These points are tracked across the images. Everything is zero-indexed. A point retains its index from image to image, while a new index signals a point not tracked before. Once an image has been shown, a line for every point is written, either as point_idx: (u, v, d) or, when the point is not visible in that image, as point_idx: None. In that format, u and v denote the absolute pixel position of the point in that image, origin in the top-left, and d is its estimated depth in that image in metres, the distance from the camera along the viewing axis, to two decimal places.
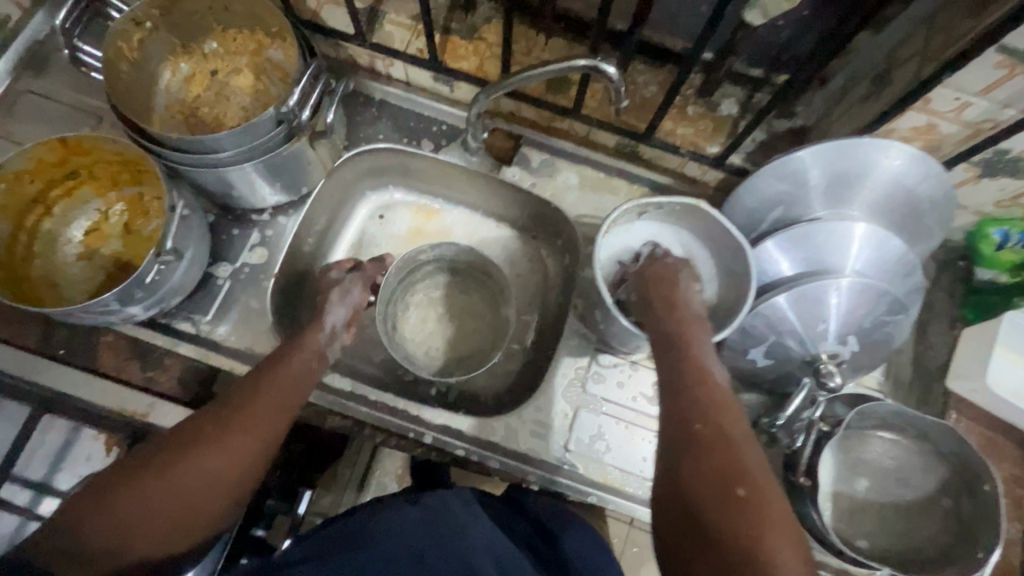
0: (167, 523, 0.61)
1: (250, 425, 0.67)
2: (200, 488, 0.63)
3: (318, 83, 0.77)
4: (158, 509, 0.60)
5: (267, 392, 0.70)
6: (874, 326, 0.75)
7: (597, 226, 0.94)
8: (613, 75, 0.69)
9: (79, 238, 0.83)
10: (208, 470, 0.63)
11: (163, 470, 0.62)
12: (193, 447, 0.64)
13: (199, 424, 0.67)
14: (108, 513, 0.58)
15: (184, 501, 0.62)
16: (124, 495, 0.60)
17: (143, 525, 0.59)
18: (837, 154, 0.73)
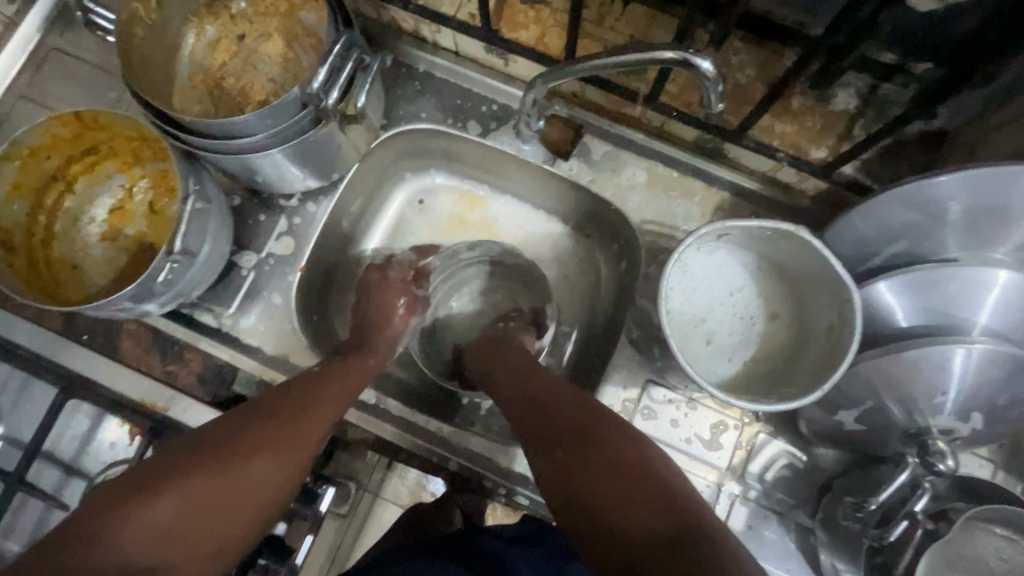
0: (211, 537, 0.54)
1: (304, 440, 0.61)
2: (248, 502, 0.56)
3: (350, 58, 0.66)
4: (205, 523, 0.53)
5: (325, 405, 0.64)
6: (1009, 402, 0.61)
7: (664, 236, 0.80)
8: (708, 71, 0.54)
9: (102, 217, 0.78)
10: (259, 484, 0.57)
11: (213, 478, 0.54)
12: (247, 454, 0.57)
13: (251, 427, 0.59)
14: (151, 520, 0.51)
15: (232, 514, 0.55)
16: (173, 502, 0.52)
17: (188, 536, 0.52)
18: (997, 181, 0.55)
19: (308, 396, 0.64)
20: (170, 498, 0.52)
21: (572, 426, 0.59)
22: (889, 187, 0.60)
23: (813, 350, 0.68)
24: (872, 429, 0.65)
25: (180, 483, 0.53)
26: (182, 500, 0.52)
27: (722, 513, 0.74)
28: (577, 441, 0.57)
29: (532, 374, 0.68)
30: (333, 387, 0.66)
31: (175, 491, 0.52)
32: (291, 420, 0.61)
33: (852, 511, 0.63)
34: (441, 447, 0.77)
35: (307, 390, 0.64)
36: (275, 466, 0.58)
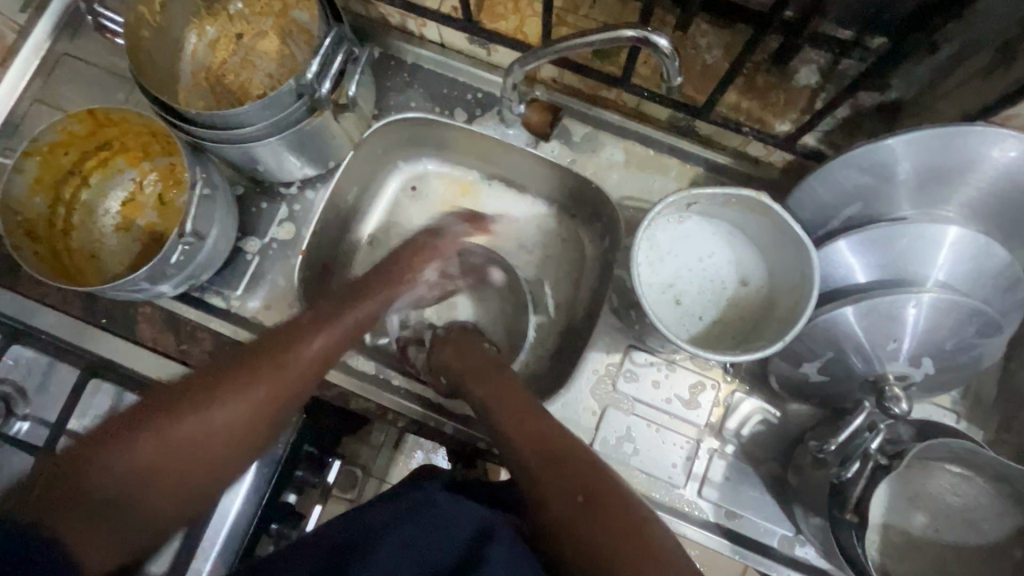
0: (184, 487, 0.59)
1: (274, 386, 0.66)
2: (216, 443, 0.61)
3: (340, 50, 0.71)
4: (174, 472, 0.59)
5: (299, 354, 0.69)
6: (959, 348, 0.66)
7: (642, 210, 0.85)
8: (666, 47, 0.59)
9: (116, 209, 0.84)
10: (231, 421, 0.62)
11: (178, 423, 0.60)
12: (212, 398, 0.62)
13: (219, 374, 0.64)
14: (124, 467, 0.56)
15: (201, 465, 0.60)
16: (145, 444, 0.58)
17: (157, 488, 0.57)
18: (935, 142, 0.60)
19: (279, 351, 0.69)
20: (143, 446, 0.58)
21: (554, 452, 0.63)
22: (842, 153, 0.64)
23: (779, 311, 0.73)
24: (835, 380, 0.70)
25: (155, 422, 0.59)
26: (150, 441, 0.58)
27: (701, 466, 0.79)
28: (554, 465, 0.62)
29: (505, 385, 0.74)
30: (303, 335, 0.71)
31: (146, 434, 0.58)
32: (259, 368, 0.66)
33: (817, 454, 0.68)
34: (439, 412, 0.83)
35: (278, 346, 0.69)
36: (241, 406, 0.63)
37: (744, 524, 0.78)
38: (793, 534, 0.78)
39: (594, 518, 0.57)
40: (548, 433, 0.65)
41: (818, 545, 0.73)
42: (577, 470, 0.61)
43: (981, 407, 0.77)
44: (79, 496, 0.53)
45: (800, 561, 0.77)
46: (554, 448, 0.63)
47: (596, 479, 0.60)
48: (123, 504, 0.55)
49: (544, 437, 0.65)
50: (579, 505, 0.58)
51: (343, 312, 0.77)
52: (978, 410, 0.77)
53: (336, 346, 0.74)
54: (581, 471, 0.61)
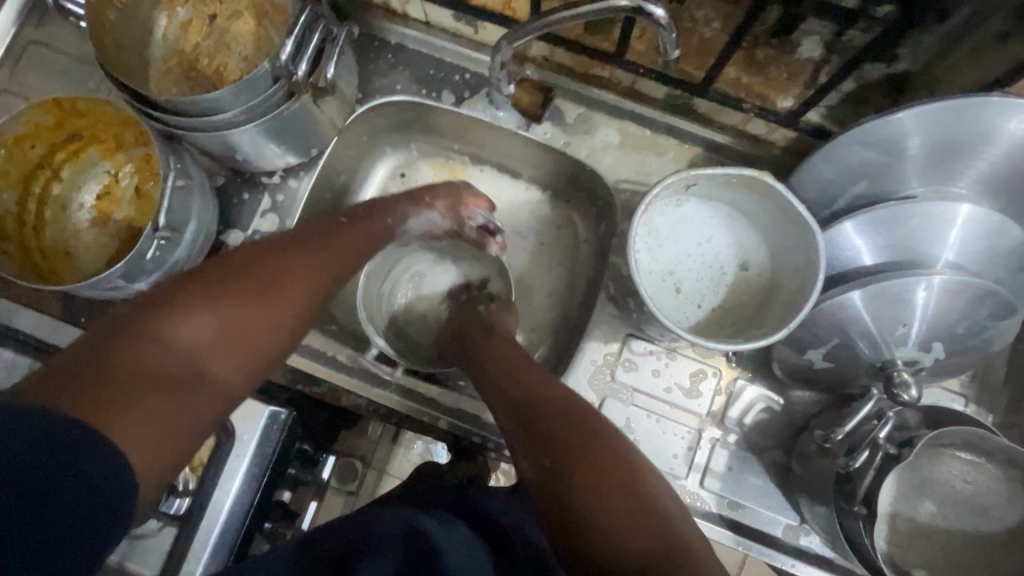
0: (249, 350, 0.53)
1: (310, 301, 0.59)
2: (278, 323, 0.56)
3: (316, 30, 0.68)
4: (247, 325, 0.53)
5: (287, 282, 0.58)
6: (970, 331, 0.63)
7: (639, 193, 0.82)
8: (661, 18, 0.55)
9: (91, 203, 0.80)
10: (273, 320, 0.55)
11: (246, 309, 0.54)
12: (271, 282, 0.56)
13: (270, 253, 0.59)
14: (196, 321, 0.50)
15: (259, 332, 0.54)
16: (208, 306, 0.52)
17: (233, 343, 0.52)
18: (949, 114, 0.57)
19: (304, 251, 0.61)
20: (203, 306, 0.51)
21: (570, 429, 0.55)
22: (849, 128, 0.61)
23: (783, 297, 0.70)
24: (840, 365, 0.68)
25: (219, 296, 0.53)
26: (221, 309, 0.52)
27: (703, 457, 0.77)
28: (572, 448, 0.53)
29: (513, 368, 0.67)
30: (335, 249, 0.64)
31: (210, 302, 0.52)
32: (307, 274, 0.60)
33: (823, 443, 0.66)
34: (433, 407, 0.80)
35: (316, 242, 0.63)
36: (290, 308, 0.57)
37: (747, 514, 0.76)
38: (797, 523, 0.76)
39: (608, 505, 0.49)
40: (568, 411, 0.57)
41: (823, 536, 0.71)
42: (598, 450, 0.53)
43: (991, 390, 0.75)
44: (120, 373, 0.44)
45: (805, 551, 0.76)
46: (568, 428, 0.55)
47: (615, 462, 0.52)
48: (185, 374, 0.48)
49: (558, 414, 0.57)
50: (592, 488, 0.50)
51: (329, 237, 0.64)
52: (988, 393, 0.75)
53: (365, 257, 0.67)
54: (605, 453, 0.52)
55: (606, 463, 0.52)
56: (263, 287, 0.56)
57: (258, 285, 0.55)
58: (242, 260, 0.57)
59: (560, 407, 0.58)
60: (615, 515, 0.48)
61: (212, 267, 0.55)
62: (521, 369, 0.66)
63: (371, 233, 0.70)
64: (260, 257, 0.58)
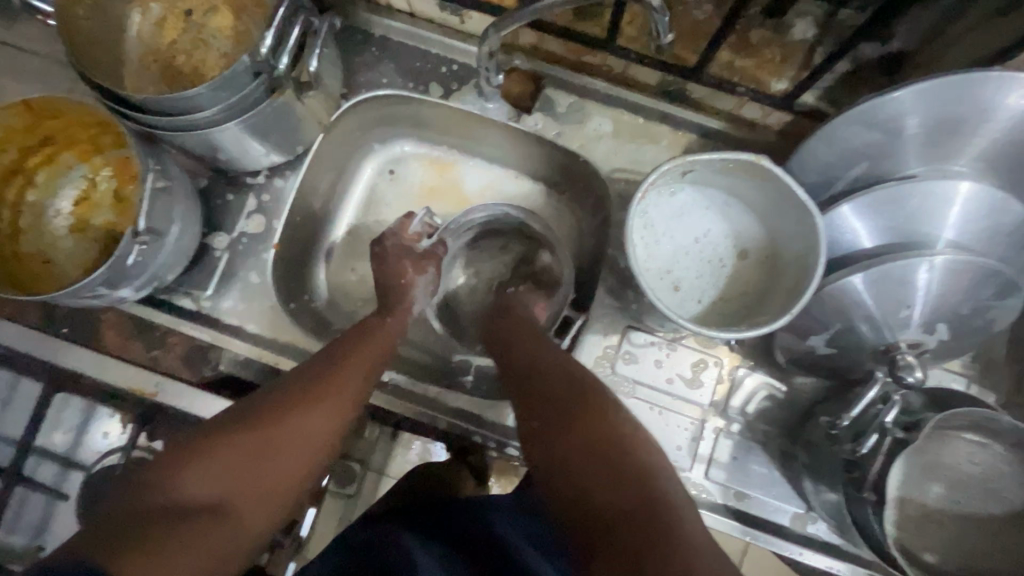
0: (268, 489, 0.56)
1: (331, 420, 0.61)
2: (297, 455, 0.58)
3: (296, 21, 0.65)
4: (269, 470, 0.56)
5: (323, 398, 0.61)
6: (974, 312, 0.63)
7: (634, 183, 0.81)
8: (655, 1, 0.53)
9: (69, 208, 0.77)
10: (292, 448, 0.58)
11: (263, 437, 0.56)
12: (290, 409, 0.59)
13: (292, 389, 0.61)
14: (218, 464, 0.53)
15: (282, 471, 0.57)
16: (229, 451, 0.54)
17: (254, 482, 0.55)
18: (950, 91, 0.56)
19: (327, 378, 0.63)
20: (228, 444, 0.55)
21: (570, 395, 0.57)
22: (846, 109, 0.60)
23: (785, 284, 0.69)
24: (843, 351, 0.67)
25: (240, 434, 0.55)
26: (243, 450, 0.55)
27: (707, 447, 0.76)
28: (563, 425, 0.55)
29: (530, 335, 0.68)
30: (356, 364, 0.66)
31: (230, 445, 0.55)
32: (328, 393, 0.62)
33: (829, 430, 0.65)
34: (429, 407, 0.79)
35: (337, 359, 0.65)
36: (314, 423, 0.60)
37: (753, 504, 0.75)
38: (804, 511, 0.75)
39: (600, 469, 0.52)
40: (568, 379, 0.59)
41: (831, 522, 0.70)
42: (593, 419, 0.55)
43: (993, 370, 0.74)
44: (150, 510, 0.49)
45: (812, 539, 0.75)
46: (571, 406, 0.56)
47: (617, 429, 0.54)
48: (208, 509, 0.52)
49: (564, 384, 0.59)
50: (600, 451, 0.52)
51: (358, 343, 0.69)
52: (990, 372, 0.74)
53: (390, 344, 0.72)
54: (599, 419, 0.54)
55: (595, 426, 0.54)
56: (299, 403, 0.60)
57: (292, 404, 0.59)
58: (282, 389, 0.61)
59: (566, 379, 0.59)
60: (607, 482, 0.51)
61: (256, 396, 0.60)
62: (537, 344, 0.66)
63: (388, 338, 0.72)
64: (298, 383, 0.62)
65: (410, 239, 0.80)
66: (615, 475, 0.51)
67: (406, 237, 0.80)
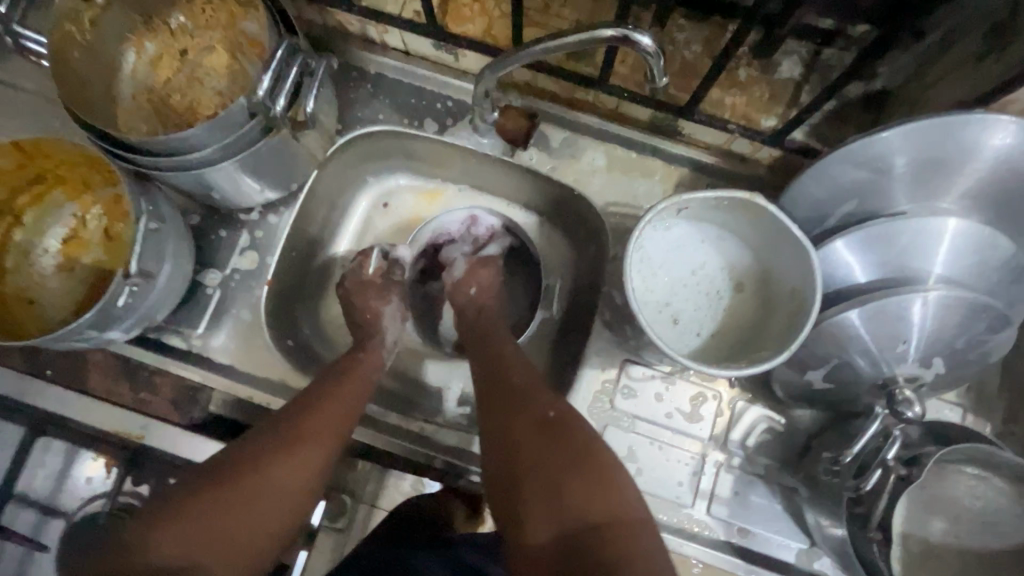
0: (237, 539, 0.54)
1: (310, 461, 0.59)
2: (272, 503, 0.56)
3: (294, 62, 0.66)
4: (236, 519, 0.54)
5: (298, 441, 0.59)
6: (969, 345, 0.63)
7: (629, 217, 0.81)
8: (648, 46, 0.55)
9: (57, 247, 0.76)
10: (264, 494, 0.56)
11: (231, 487, 0.55)
12: (257, 461, 0.57)
13: (269, 434, 0.59)
14: (182, 526, 0.53)
15: (250, 517, 0.55)
16: (198, 506, 0.54)
17: (219, 530, 0.54)
18: (934, 132, 0.58)
19: (297, 421, 0.60)
20: (191, 503, 0.54)
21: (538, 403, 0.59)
22: (836, 147, 0.61)
23: (783, 313, 0.69)
24: (840, 385, 0.67)
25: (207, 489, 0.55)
26: (211, 499, 0.54)
27: (708, 482, 0.76)
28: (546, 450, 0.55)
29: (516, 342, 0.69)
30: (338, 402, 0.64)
31: (196, 498, 0.54)
32: (308, 430, 0.60)
33: (830, 465, 0.64)
34: (425, 445, 0.78)
35: (313, 399, 0.63)
36: (285, 473, 0.57)
37: (758, 540, 0.75)
38: (809, 547, 0.74)
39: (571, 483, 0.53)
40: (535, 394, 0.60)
41: (834, 559, 0.70)
42: (578, 440, 0.56)
43: (986, 399, 0.75)
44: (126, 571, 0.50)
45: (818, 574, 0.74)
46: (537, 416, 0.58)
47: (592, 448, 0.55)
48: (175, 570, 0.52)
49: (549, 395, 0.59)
50: (561, 470, 0.54)
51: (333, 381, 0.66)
52: (983, 402, 0.75)
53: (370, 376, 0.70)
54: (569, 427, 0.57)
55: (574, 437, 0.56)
56: (270, 449, 0.58)
57: (260, 453, 0.57)
58: (255, 438, 0.59)
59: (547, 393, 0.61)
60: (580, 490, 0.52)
61: (233, 445, 0.59)
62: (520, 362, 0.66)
63: (364, 376, 0.69)
64: (273, 430, 0.60)
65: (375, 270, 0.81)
66: (591, 481, 0.53)
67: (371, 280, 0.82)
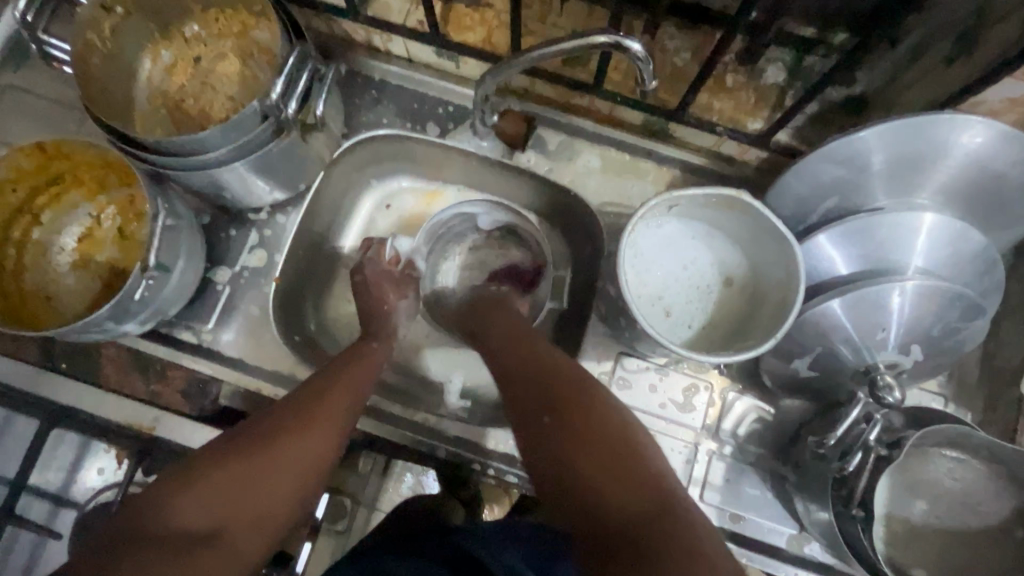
0: (263, 507, 0.56)
1: (326, 436, 0.62)
2: (294, 475, 0.58)
3: (306, 68, 0.70)
4: (262, 489, 0.56)
5: (316, 418, 0.62)
6: (945, 333, 0.67)
7: (623, 216, 0.85)
8: (639, 51, 0.58)
9: (73, 245, 0.79)
10: (288, 465, 0.58)
11: (258, 458, 0.57)
12: (280, 434, 0.59)
13: (287, 411, 0.62)
14: (212, 492, 0.53)
15: (275, 489, 0.57)
16: (225, 475, 0.55)
17: (247, 498, 0.55)
18: (908, 132, 0.62)
19: (314, 401, 0.64)
20: (220, 471, 0.55)
21: (562, 395, 0.60)
22: (818, 146, 0.65)
23: (770, 305, 0.72)
24: (825, 373, 0.70)
25: (232, 460, 0.56)
26: (238, 469, 0.56)
27: (701, 470, 0.78)
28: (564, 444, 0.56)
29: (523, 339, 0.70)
30: (343, 390, 0.66)
31: (224, 468, 0.55)
32: (325, 409, 0.63)
33: (816, 449, 0.67)
34: (427, 436, 0.80)
35: (327, 380, 0.66)
36: (306, 447, 0.60)
37: (749, 526, 0.77)
38: (798, 532, 0.77)
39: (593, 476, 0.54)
40: (548, 391, 0.62)
41: (823, 543, 0.72)
42: (590, 435, 0.56)
43: (966, 389, 0.78)
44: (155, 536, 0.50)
45: (808, 559, 0.77)
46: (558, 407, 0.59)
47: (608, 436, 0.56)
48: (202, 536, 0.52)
49: (555, 390, 0.61)
50: (586, 463, 0.54)
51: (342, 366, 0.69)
52: (963, 392, 0.78)
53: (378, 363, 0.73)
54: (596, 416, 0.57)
55: (586, 430, 0.57)
56: (292, 424, 0.60)
57: (283, 427, 0.60)
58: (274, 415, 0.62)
59: (563, 381, 0.62)
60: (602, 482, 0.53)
61: (251, 422, 0.61)
62: (531, 357, 0.67)
63: (374, 361, 0.73)
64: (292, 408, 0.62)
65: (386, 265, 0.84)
66: (618, 479, 0.53)
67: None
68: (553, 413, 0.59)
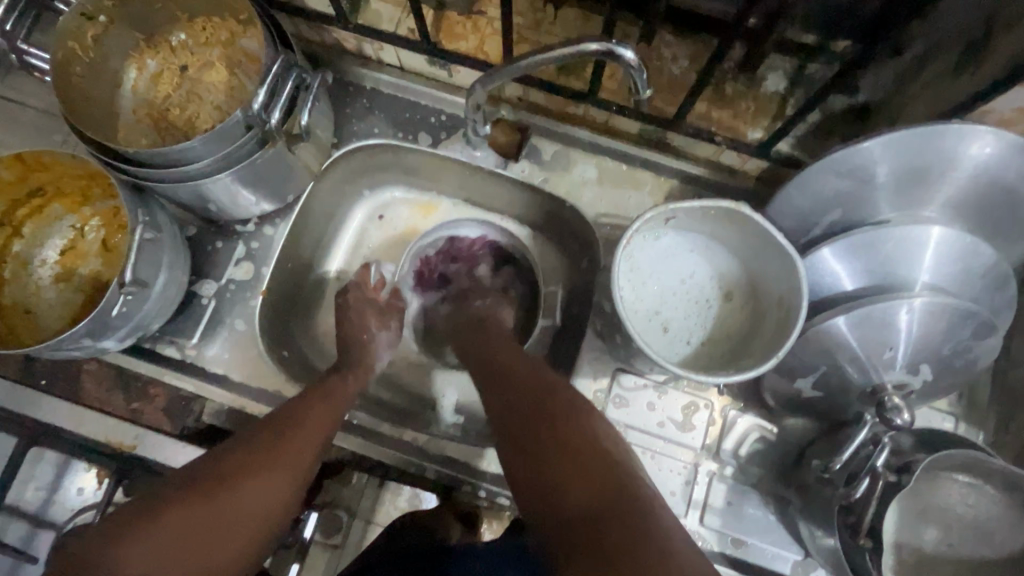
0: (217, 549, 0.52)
1: (293, 471, 0.59)
2: (255, 514, 0.55)
3: (289, 76, 0.67)
4: (219, 527, 0.52)
5: (285, 451, 0.59)
6: (955, 352, 0.64)
7: (620, 227, 0.82)
8: (631, 60, 0.56)
9: (55, 258, 0.77)
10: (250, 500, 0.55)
11: (218, 494, 0.53)
12: (246, 468, 0.56)
13: (255, 443, 0.59)
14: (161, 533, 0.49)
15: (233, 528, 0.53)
16: (178, 512, 0.51)
17: (202, 538, 0.51)
18: (913, 143, 0.59)
19: (285, 431, 0.61)
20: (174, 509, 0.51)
21: (549, 415, 0.58)
22: (819, 157, 0.62)
23: (770, 321, 0.70)
24: (830, 393, 0.67)
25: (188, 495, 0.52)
26: (194, 506, 0.52)
27: (701, 492, 0.75)
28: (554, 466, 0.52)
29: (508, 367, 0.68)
30: (315, 419, 0.64)
31: (180, 505, 0.51)
32: (294, 440, 0.61)
33: (821, 473, 0.64)
34: (416, 456, 0.78)
35: (298, 411, 0.64)
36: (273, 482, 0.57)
37: (751, 550, 0.74)
38: (803, 558, 0.74)
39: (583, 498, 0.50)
40: (536, 414, 0.58)
41: (828, 570, 0.69)
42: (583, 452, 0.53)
43: (977, 408, 0.75)
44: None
45: None
46: (539, 432, 0.57)
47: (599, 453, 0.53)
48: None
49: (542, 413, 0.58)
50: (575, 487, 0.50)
51: (314, 397, 0.67)
52: (974, 411, 0.75)
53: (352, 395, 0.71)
54: (580, 438, 0.54)
55: (580, 448, 0.53)
56: (260, 457, 0.58)
57: (250, 458, 0.57)
58: (240, 447, 0.58)
59: (546, 405, 0.59)
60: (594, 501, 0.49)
61: (215, 454, 0.58)
62: (516, 386, 0.64)
63: (349, 394, 0.71)
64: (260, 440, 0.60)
65: (373, 290, 0.83)
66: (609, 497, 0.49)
67: (367, 290, 0.83)
68: (544, 433, 0.56)
